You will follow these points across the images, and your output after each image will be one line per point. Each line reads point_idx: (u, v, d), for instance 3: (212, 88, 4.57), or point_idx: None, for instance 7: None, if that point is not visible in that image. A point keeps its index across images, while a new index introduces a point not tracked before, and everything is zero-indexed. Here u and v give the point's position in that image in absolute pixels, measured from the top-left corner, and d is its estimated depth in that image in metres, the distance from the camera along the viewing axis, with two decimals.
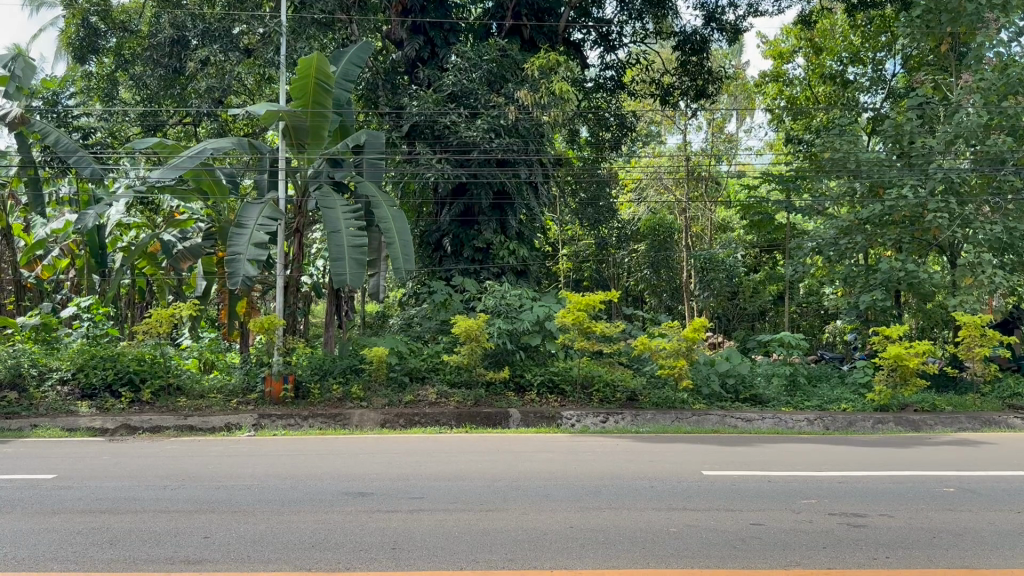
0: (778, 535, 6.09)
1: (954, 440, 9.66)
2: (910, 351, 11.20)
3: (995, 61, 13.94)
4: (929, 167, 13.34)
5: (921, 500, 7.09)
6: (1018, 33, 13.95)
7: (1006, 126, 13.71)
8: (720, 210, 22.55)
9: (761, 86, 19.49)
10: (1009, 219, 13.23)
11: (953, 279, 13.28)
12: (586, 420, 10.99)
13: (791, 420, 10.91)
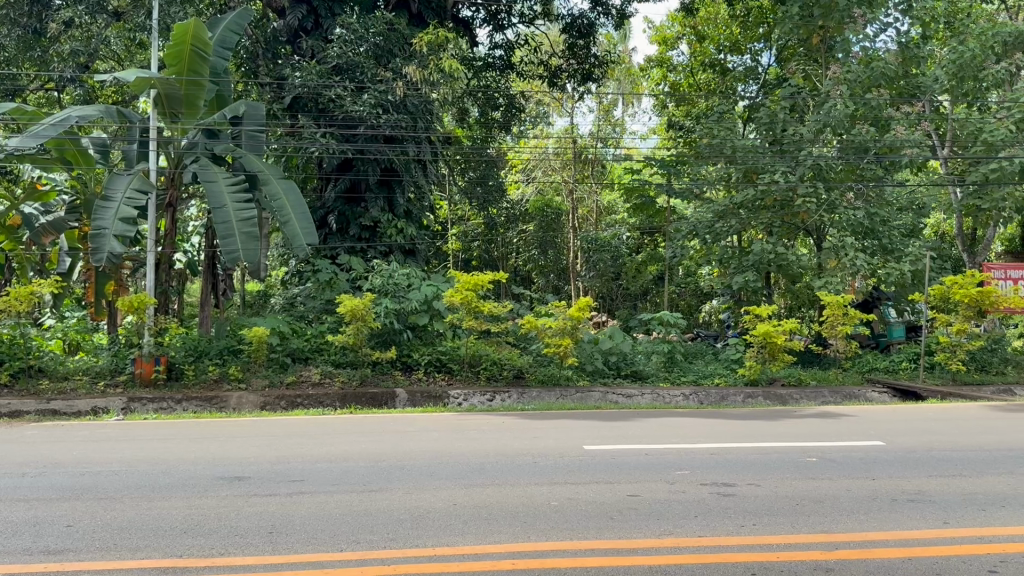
0: (654, 505, 6.32)
1: (818, 412, 10.23)
2: (779, 329, 11.77)
3: (861, 55, 14.85)
4: (800, 154, 14.03)
5: (788, 470, 7.46)
6: (882, 29, 14.78)
7: (869, 117, 14.58)
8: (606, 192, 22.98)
9: (646, 71, 19.80)
10: (870, 205, 14.08)
11: (820, 262, 13.92)
12: (473, 399, 11.03)
13: (668, 395, 11.33)
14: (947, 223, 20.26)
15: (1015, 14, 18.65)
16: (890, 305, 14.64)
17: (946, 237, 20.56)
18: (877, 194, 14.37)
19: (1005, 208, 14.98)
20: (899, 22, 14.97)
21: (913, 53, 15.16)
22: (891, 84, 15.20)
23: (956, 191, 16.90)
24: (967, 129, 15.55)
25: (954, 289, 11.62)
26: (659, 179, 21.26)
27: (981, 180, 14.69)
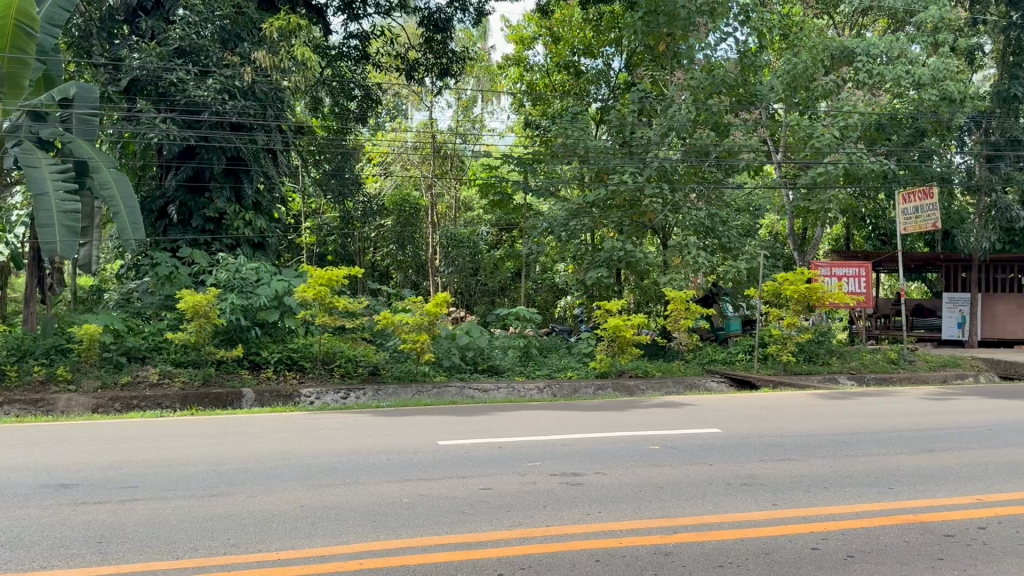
0: (505, 498, 6.42)
1: (662, 403, 10.69)
2: (627, 323, 12.26)
3: (704, 62, 15.66)
4: (647, 156, 14.60)
5: (634, 458, 7.75)
6: (722, 39, 15.66)
7: (710, 122, 15.50)
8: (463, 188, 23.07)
9: (503, 69, 20.03)
10: (710, 205, 14.85)
11: (665, 259, 14.54)
12: (326, 397, 10.81)
13: (523, 388, 11.51)
14: (780, 223, 21.75)
15: (842, 30, 20.13)
16: (729, 301, 15.42)
17: (779, 237, 22.04)
18: (717, 195, 15.20)
19: (829, 209, 16.17)
20: (738, 33, 15.92)
21: (750, 62, 16.25)
22: (731, 91, 16.16)
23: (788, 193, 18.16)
24: (798, 135, 16.44)
25: (786, 285, 12.46)
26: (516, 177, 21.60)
27: (810, 182, 15.66)
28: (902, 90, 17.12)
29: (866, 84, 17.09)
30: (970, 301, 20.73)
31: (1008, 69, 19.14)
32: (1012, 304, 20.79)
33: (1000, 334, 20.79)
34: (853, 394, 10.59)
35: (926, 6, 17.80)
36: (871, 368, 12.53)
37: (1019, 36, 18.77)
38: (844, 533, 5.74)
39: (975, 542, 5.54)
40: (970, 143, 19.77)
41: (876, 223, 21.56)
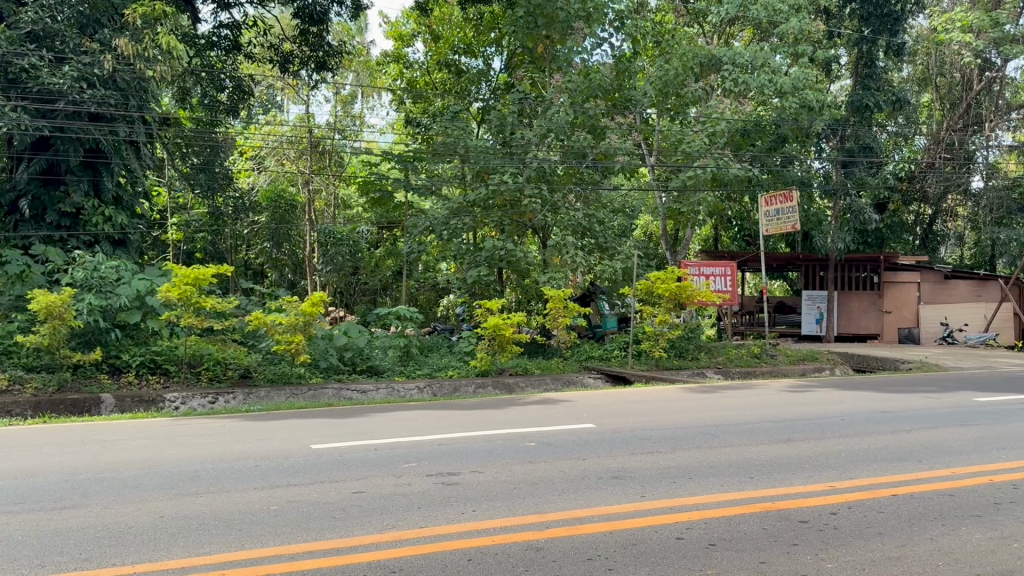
0: (378, 500, 6.34)
1: (540, 399, 10.82)
2: (507, 321, 12.32)
3: (581, 67, 16.36)
4: (527, 157, 14.69)
5: (508, 455, 7.78)
6: (597, 44, 16.07)
7: (588, 125, 16.37)
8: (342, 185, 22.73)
9: (382, 65, 19.79)
10: (588, 206, 15.19)
11: (544, 259, 14.80)
12: (192, 402, 10.37)
13: (402, 389, 11.42)
14: (654, 224, 22.43)
15: (711, 39, 20.93)
16: (605, 299, 15.77)
17: (653, 237, 22.79)
18: (592, 196, 15.67)
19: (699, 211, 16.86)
20: (613, 38, 16.39)
21: (625, 68, 16.92)
22: (606, 95, 16.69)
23: (660, 195, 18.81)
24: (669, 140, 17.32)
25: (658, 284, 12.90)
26: (396, 174, 21.41)
27: (681, 185, 16.38)
28: (765, 99, 17.84)
29: (732, 92, 17.82)
30: (827, 299, 22.35)
31: (860, 81, 20.52)
32: (864, 300, 22.25)
33: (855, 329, 22.25)
34: (720, 388, 11.05)
35: (787, 18, 18.70)
36: (736, 362, 13.12)
37: (869, 50, 20.19)
38: (707, 522, 5.99)
39: (826, 527, 5.90)
40: (827, 150, 21.13)
41: (742, 226, 22.64)
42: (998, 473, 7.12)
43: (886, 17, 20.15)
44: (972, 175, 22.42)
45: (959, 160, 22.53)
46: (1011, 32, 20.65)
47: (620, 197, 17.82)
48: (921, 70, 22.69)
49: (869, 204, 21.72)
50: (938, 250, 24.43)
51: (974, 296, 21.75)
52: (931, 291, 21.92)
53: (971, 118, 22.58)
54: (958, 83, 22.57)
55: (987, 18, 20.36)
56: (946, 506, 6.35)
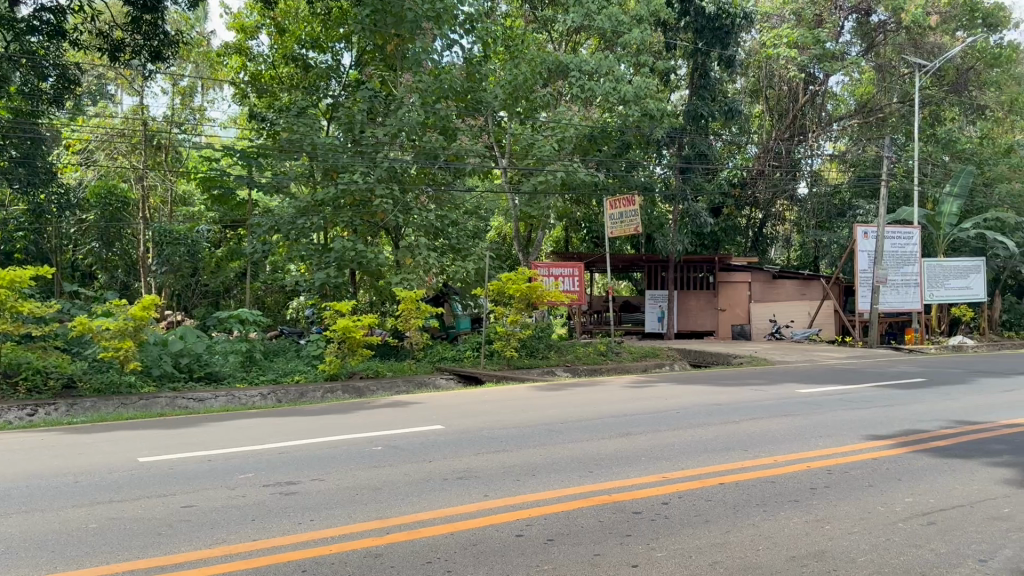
0: (209, 515, 6.05)
1: (388, 403, 10.68)
2: (357, 323, 12.10)
3: (433, 67, 16.32)
4: (376, 156, 14.60)
5: (351, 460, 7.62)
6: (447, 45, 16.14)
7: (440, 126, 16.12)
8: (181, 182, 21.73)
9: (223, 57, 18.99)
10: (440, 208, 15.27)
11: (397, 260, 14.66)
12: (8, 415, 9.47)
13: (244, 395, 10.94)
14: (507, 226, 22.73)
15: (558, 45, 21.42)
16: (457, 301, 15.83)
17: (506, 238, 23.05)
18: (443, 197, 15.78)
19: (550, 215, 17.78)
20: (463, 39, 16.56)
21: (477, 71, 17.04)
22: (456, 96, 16.82)
23: (512, 198, 19.08)
24: (520, 143, 17.68)
25: (509, 284, 13.05)
26: (240, 171, 20.62)
27: (533, 189, 17.09)
28: (610, 107, 18.73)
29: (579, 97, 18.35)
30: (667, 298, 23.30)
31: (696, 91, 21.29)
32: (702, 300, 23.59)
33: (692, 326, 23.58)
34: (567, 386, 11.30)
35: (629, 29, 19.46)
36: (584, 360, 13.52)
37: (704, 61, 21.24)
38: (547, 517, 5.99)
39: (658, 517, 6.06)
40: (667, 156, 21.75)
41: (590, 228, 23.25)
42: (814, 459, 7.63)
43: (718, 30, 21.16)
44: (798, 182, 24.44)
45: (786, 167, 24.08)
46: (832, 49, 22.36)
47: (470, 198, 17.96)
48: (753, 82, 24.23)
49: (706, 209, 23.00)
50: (767, 252, 26.09)
51: (799, 294, 23.49)
52: (761, 290, 23.49)
53: (796, 128, 24.05)
54: (785, 95, 24.15)
55: (810, 35, 22.01)
56: (767, 492, 6.70)
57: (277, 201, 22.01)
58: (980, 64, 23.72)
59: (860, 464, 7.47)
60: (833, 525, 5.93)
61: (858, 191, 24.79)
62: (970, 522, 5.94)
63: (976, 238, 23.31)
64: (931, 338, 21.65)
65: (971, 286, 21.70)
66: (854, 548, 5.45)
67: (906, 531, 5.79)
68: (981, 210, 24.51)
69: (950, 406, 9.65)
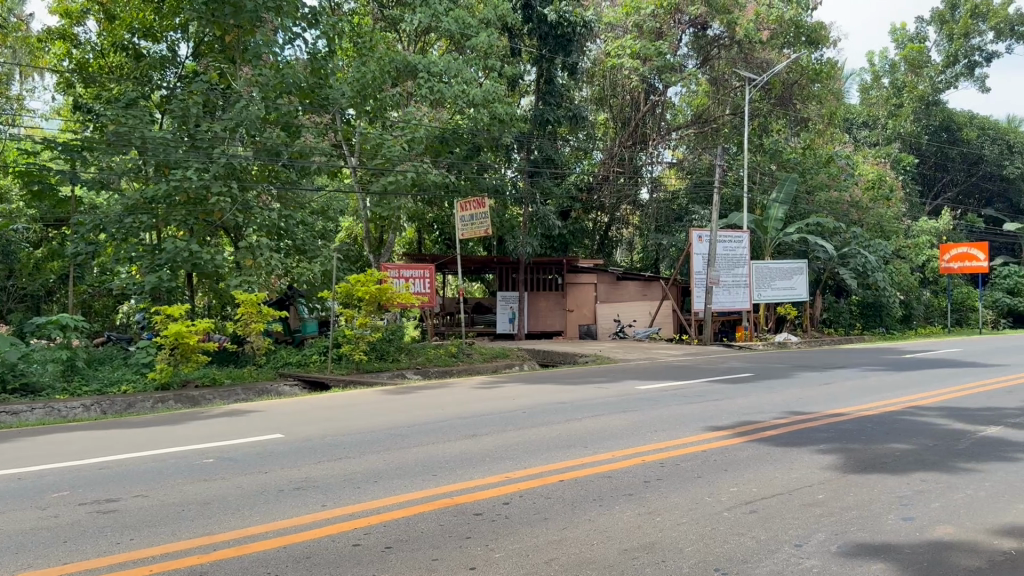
0: (14, 539, 5.58)
1: (225, 412, 10.25)
2: (192, 329, 11.54)
3: (274, 61, 15.65)
4: (213, 152, 14.02)
5: (180, 474, 7.23)
6: (289, 39, 15.78)
7: (281, 121, 15.65)
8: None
9: (43, 43, 17.67)
10: (282, 208, 14.97)
11: (236, 261, 14.12)
12: None
13: (64, 408, 10.20)
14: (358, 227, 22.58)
15: (407, 45, 21.40)
16: (302, 305, 15.50)
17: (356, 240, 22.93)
18: (287, 196, 15.55)
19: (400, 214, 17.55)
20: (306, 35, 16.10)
21: (321, 66, 16.39)
22: (300, 92, 16.21)
23: (362, 199, 18.96)
24: (368, 143, 17.56)
25: (358, 286, 12.81)
26: (64, 165, 19.25)
27: (382, 189, 16.99)
28: (459, 107, 18.71)
29: (428, 99, 18.47)
30: (518, 300, 23.83)
31: (541, 96, 22.18)
32: (551, 300, 24.20)
33: (543, 327, 24.12)
34: (414, 389, 11.24)
35: (476, 32, 19.73)
36: (434, 362, 13.49)
37: (548, 68, 21.95)
38: (386, 525, 5.76)
39: (499, 517, 5.98)
40: (517, 160, 22.48)
41: (441, 229, 23.38)
42: (649, 454, 7.87)
43: (560, 38, 21.81)
44: (639, 187, 25.56)
45: (628, 173, 25.23)
46: (671, 61, 23.36)
47: (319, 197, 18.07)
48: (597, 91, 24.67)
49: (554, 212, 23.58)
50: (612, 254, 27.40)
51: (640, 294, 24.66)
52: (606, 290, 24.33)
53: (637, 136, 25.16)
54: (628, 104, 24.91)
55: (652, 47, 22.61)
56: (604, 487, 6.84)
57: (104, 197, 20.71)
58: (803, 79, 25.26)
59: (691, 457, 7.79)
60: (665, 517, 6.09)
61: (694, 198, 26.18)
62: (789, 508, 6.27)
63: (800, 241, 25.07)
64: (759, 334, 23.03)
65: (795, 286, 23.36)
66: (682, 538, 5.61)
67: (731, 519, 6.04)
68: (802, 216, 26.86)
69: (775, 399, 10.28)
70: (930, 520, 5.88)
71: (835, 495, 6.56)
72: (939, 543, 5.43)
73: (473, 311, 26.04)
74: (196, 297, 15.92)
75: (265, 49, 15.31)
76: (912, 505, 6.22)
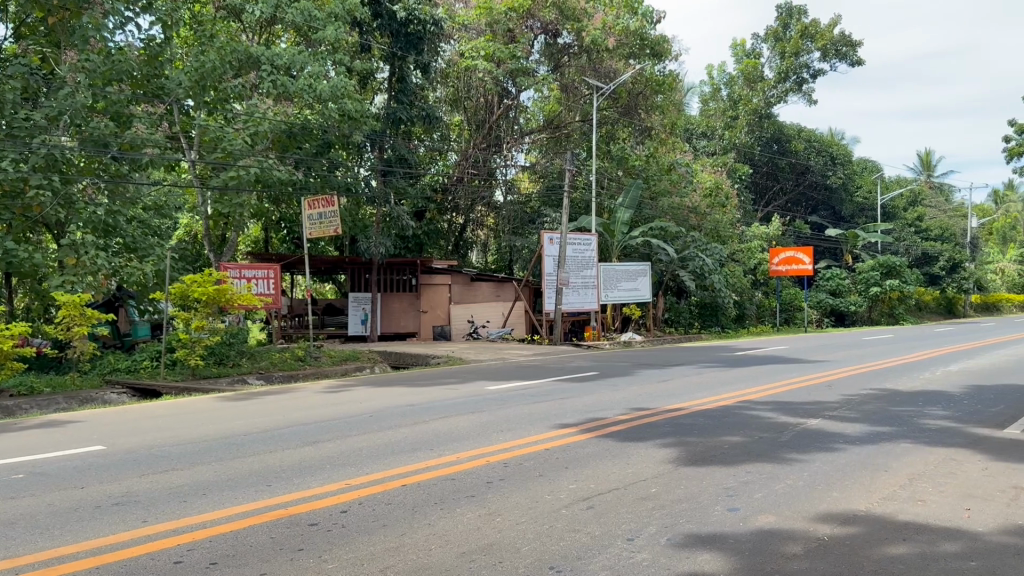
0: None
1: (42, 423, 9.49)
2: (5, 333, 10.69)
3: (104, 47, 15.00)
4: (32, 142, 13.19)
5: None
6: (120, 24, 14.92)
7: (111, 112, 15.35)
8: None
9: None
10: (111, 204, 14.28)
11: (58, 259, 13.23)
12: None
13: None
14: (197, 224, 21.86)
15: (251, 36, 20.73)
16: (132, 305, 15.02)
17: (196, 238, 22.19)
18: (118, 188, 14.94)
19: (242, 212, 17.51)
20: (139, 20, 15.31)
21: (156, 53, 15.73)
22: (133, 82, 15.83)
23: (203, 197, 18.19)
24: (209, 135, 17.11)
25: (193, 287, 12.29)
26: None
27: (224, 185, 16.64)
28: (307, 103, 18.25)
29: (271, 93, 17.69)
30: (370, 300, 23.28)
31: (394, 95, 22.10)
32: (404, 301, 24.12)
33: (395, 328, 24.02)
34: (256, 395, 10.84)
35: (323, 25, 19.20)
36: (278, 366, 13.07)
37: (400, 66, 21.88)
38: (212, 540, 5.48)
39: (334, 526, 5.80)
40: (370, 159, 22.43)
41: (289, 228, 23.08)
42: (493, 455, 7.92)
43: (411, 36, 21.74)
44: (493, 190, 25.95)
45: (482, 175, 25.47)
46: (526, 66, 23.59)
47: (154, 193, 17.25)
48: (452, 91, 25.45)
49: (408, 212, 23.48)
50: (466, 254, 27.68)
51: (494, 295, 25.07)
52: (460, 291, 24.55)
53: (492, 139, 25.30)
54: (481, 107, 25.28)
55: (506, 51, 23.05)
56: (446, 490, 6.80)
57: None
58: (648, 89, 26.32)
59: (535, 456, 7.90)
60: (504, 517, 6.10)
61: (546, 201, 26.40)
62: (625, 503, 6.45)
63: (643, 245, 26.02)
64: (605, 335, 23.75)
65: (638, 287, 24.24)
66: (520, 538, 5.63)
67: (568, 516, 6.13)
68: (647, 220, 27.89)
69: (618, 396, 10.61)
70: (754, 510, 6.19)
71: (668, 488, 6.81)
72: (761, 533, 5.71)
73: (323, 312, 25.56)
74: (12, 300, 14.82)
75: (95, 33, 14.27)
76: (737, 496, 6.55)
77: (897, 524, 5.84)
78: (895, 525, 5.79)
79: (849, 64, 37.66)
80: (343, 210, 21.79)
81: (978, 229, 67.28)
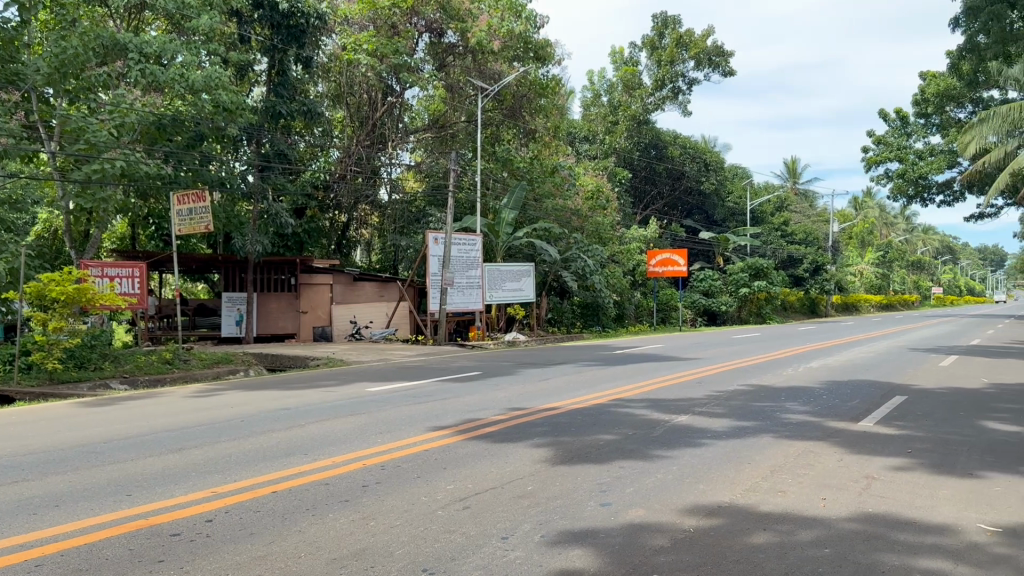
0: None
1: None
2: None
3: None
4: None
5: None
6: None
7: None
8: None
9: None
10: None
11: None
12: None
13: None
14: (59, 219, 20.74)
15: (119, 22, 19.81)
16: None
17: (57, 234, 21.02)
18: None
19: (105, 206, 16.52)
20: None
21: None
22: None
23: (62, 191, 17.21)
24: (69, 125, 16.26)
25: (51, 286, 11.62)
26: None
27: (86, 178, 15.87)
28: (178, 93, 17.57)
29: (139, 83, 16.93)
30: (245, 300, 22.71)
31: (273, 88, 21.45)
32: (281, 301, 23.47)
33: (273, 329, 23.39)
34: (120, 400, 10.35)
35: (197, 13, 18.54)
36: (145, 369, 12.51)
37: (281, 59, 21.31)
38: (63, 555, 5.19)
39: (198, 536, 5.60)
40: (245, 154, 21.66)
41: (159, 224, 22.29)
42: (370, 458, 7.83)
43: (292, 28, 21.17)
44: (377, 189, 25.73)
45: (366, 173, 25.18)
46: (409, 62, 23.57)
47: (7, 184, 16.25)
48: (334, 87, 24.75)
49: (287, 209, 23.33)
50: (349, 253, 27.36)
51: (377, 296, 24.64)
52: (342, 291, 23.97)
53: (376, 137, 25.33)
54: (364, 103, 25.18)
55: (388, 47, 22.87)
56: (318, 495, 6.68)
57: None
58: (531, 93, 26.68)
59: (412, 458, 7.87)
60: (378, 521, 6.04)
61: (431, 200, 26.42)
62: (501, 502, 6.51)
63: (528, 245, 26.22)
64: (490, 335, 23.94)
65: (523, 287, 24.48)
66: (393, 541, 5.59)
67: (444, 518, 6.14)
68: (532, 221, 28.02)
69: (498, 396, 10.71)
70: (625, 505, 6.38)
71: (543, 486, 6.92)
72: (631, 526, 5.89)
73: (195, 312, 24.63)
74: None
75: None
76: (610, 492, 6.72)
77: (759, 514, 6.13)
78: (756, 516, 6.08)
79: (722, 73, 39.33)
80: (217, 206, 21.27)
81: (839, 233, 71.67)
